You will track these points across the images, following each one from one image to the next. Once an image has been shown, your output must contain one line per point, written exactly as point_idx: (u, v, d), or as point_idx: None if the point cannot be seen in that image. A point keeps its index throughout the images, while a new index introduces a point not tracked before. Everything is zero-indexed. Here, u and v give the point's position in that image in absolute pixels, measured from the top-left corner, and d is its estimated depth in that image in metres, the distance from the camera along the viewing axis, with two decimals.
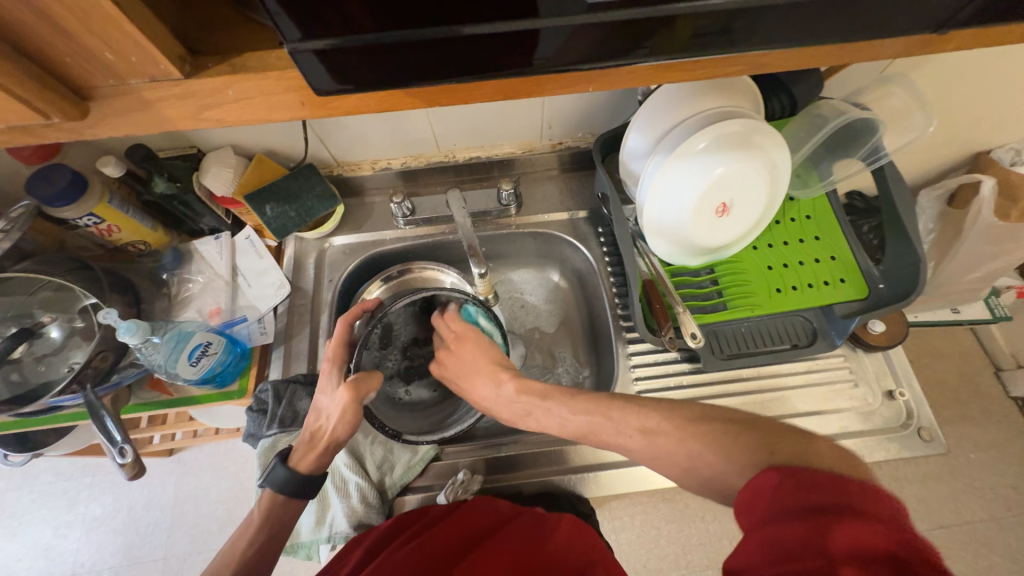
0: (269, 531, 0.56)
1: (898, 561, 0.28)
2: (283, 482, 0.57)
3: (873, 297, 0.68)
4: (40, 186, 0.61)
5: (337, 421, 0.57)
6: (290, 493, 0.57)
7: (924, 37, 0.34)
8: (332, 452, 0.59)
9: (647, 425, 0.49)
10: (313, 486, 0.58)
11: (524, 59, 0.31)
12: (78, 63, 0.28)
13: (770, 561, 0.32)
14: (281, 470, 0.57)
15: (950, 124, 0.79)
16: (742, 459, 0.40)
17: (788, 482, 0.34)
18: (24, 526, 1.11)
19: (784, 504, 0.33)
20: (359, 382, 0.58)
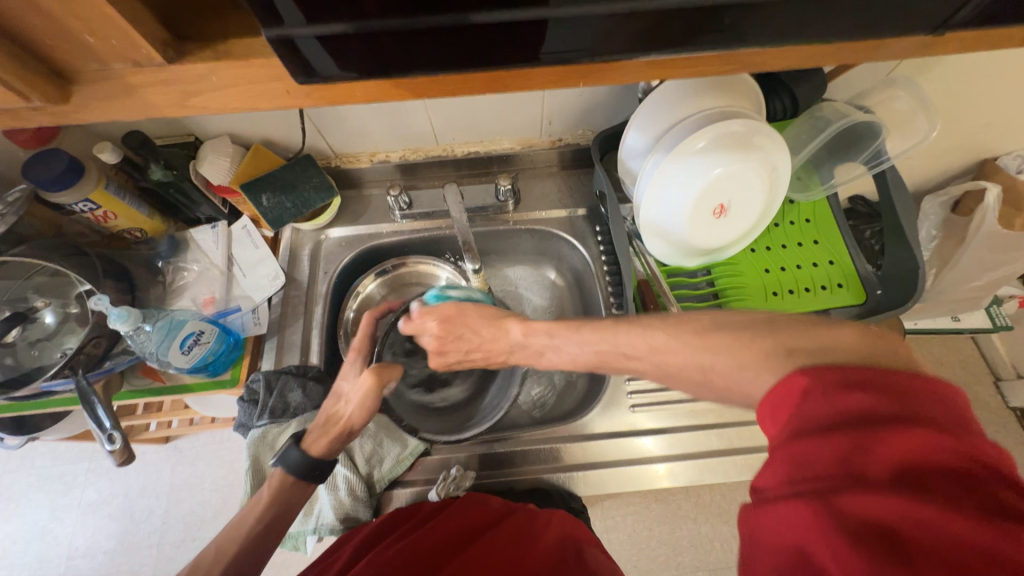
0: (269, 513, 0.55)
1: (948, 472, 0.26)
2: (297, 463, 0.56)
3: (871, 302, 0.68)
4: (36, 170, 0.61)
5: (354, 406, 0.57)
6: (298, 475, 0.56)
7: (922, 39, 0.33)
8: (345, 439, 0.58)
9: (658, 344, 0.43)
10: (324, 470, 0.57)
11: (513, 51, 0.31)
12: (61, 46, 0.28)
13: (803, 477, 0.28)
14: (294, 452, 0.56)
15: (956, 130, 0.78)
16: (758, 362, 0.36)
17: (826, 389, 0.30)
18: (21, 509, 1.12)
19: (819, 414, 0.29)
20: (381, 369, 0.58)
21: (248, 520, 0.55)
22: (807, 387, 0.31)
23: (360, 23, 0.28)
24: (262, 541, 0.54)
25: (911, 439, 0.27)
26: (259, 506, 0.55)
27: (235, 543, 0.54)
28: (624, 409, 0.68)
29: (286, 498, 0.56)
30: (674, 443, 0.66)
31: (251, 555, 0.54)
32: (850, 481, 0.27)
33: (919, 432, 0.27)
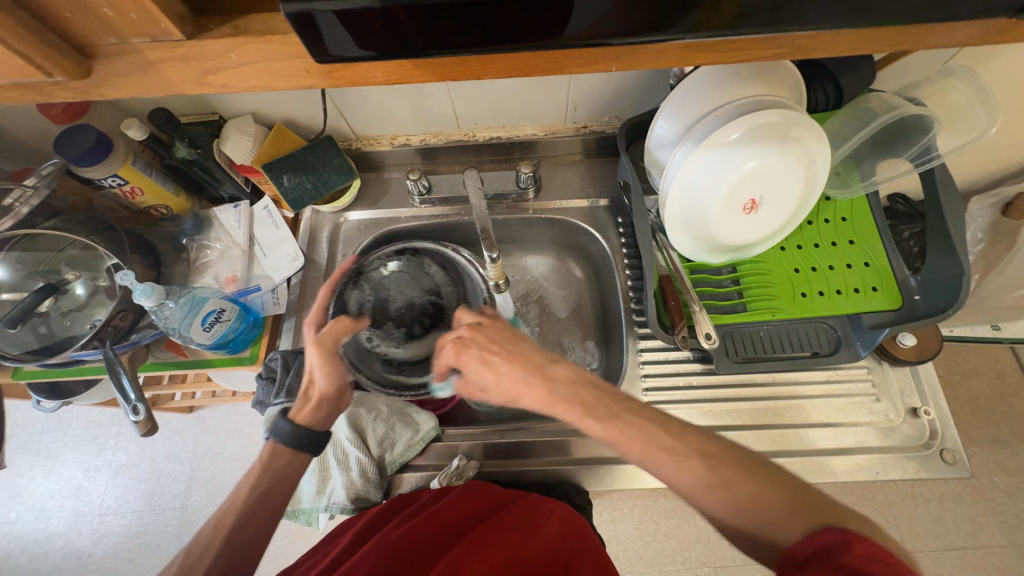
0: (266, 481, 0.56)
1: None
2: (287, 434, 0.57)
3: (907, 309, 0.64)
4: (66, 145, 0.62)
5: (315, 373, 0.58)
6: (288, 444, 0.57)
7: (997, 23, 0.30)
8: (327, 407, 0.59)
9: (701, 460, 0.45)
10: (313, 439, 0.58)
11: (540, 33, 0.29)
12: (81, 19, 0.28)
13: None
14: (284, 422, 0.58)
15: (1016, 126, 0.72)
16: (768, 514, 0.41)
17: (853, 545, 0.35)
18: (58, 466, 1.19)
19: (846, 564, 0.34)
20: (324, 330, 0.57)
21: (246, 490, 0.56)
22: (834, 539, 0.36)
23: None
24: (264, 509, 0.55)
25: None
26: (254, 473, 0.56)
27: (250, 517, 0.55)
28: None
29: (284, 468, 0.57)
30: None
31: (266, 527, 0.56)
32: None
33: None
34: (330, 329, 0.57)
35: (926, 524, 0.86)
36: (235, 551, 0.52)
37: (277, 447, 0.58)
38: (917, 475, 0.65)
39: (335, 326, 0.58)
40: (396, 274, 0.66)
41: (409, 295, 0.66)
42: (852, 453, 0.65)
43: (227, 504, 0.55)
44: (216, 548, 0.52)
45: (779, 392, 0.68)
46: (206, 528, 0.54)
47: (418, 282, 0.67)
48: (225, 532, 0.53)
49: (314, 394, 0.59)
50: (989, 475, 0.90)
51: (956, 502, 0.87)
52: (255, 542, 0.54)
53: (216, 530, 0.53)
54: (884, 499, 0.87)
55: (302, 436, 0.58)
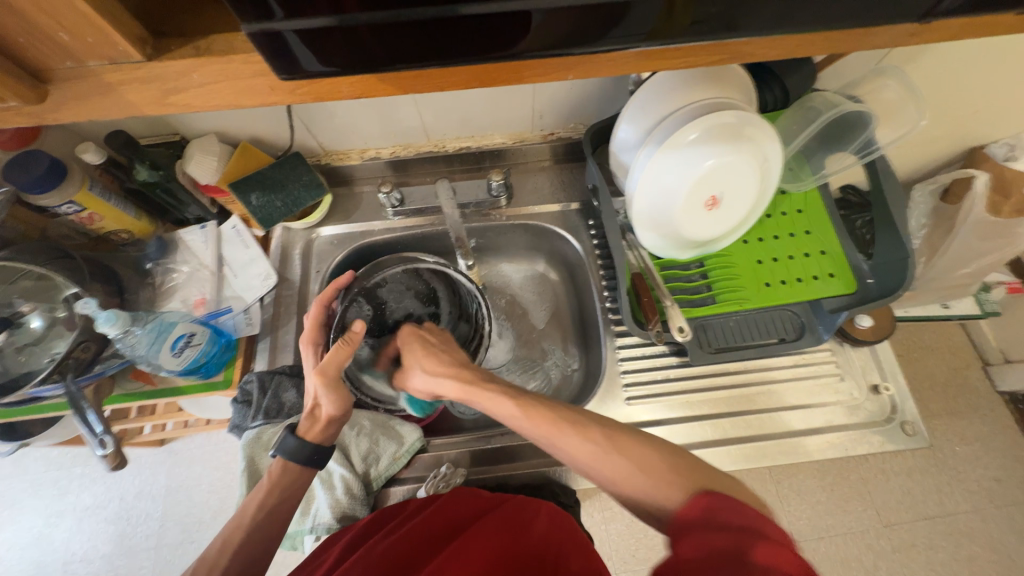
0: (277, 496, 0.56)
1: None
2: (296, 449, 0.57)
3: (862, 291, 0.68)
4: (16, 173, 0.59)
5: (321, 398, 0.57)
6: (301, 461, 0.57)
7: (909, 27, 0.33)
8: (336, 424, 0.60)
9: (607, 432, 0.49)
10: (324, 455, 0.58)
11: (498, 45, 0.31)
12: (35, 43, 0.28)
13: (698, 559, 0.36)
14: (292, 438, 0.58)
15: (947, 118, 0.78)
16: (667, 476, 0.44)
17: (716, 502, 0.39)
18: (16, 514, 1.11)
19: (709, 520, 0.38)
20: (327, 360, 0.57)
21: (252, 512, 0.55)
22: (702, 499, 0.40)
23: (344, 17, 0.27)
24: (268, 527, 0.55)
25: (764, 549, 0.34)
26: (263, 491, 0.56)
27: (236, 545, 0.54)
28: (620, 401, 0.69)
29: (291, 483, 0.57)
30: (669, 434, 0.67)
31: (251, 557, 0.54)
32: (727, 565, 0.34)
33: (780, 547, 0.35)
34: (333, 356, 0.57)
35: (898, 497, 0.90)
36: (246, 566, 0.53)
37: (287, 463, 0.57)
38: (883, 448, 0.68)
39: (336, 353, 0.57)
40: (392, 286, 0.70)
41: (404, 305, 0.71)
42: (823, 432, 0.68)
43: (233, 521, 0.55)
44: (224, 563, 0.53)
45: (752, 379, 0.71)
46: (212, 546, 0.55)
47: (412, 293, 0.71)
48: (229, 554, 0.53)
49: (322, 414, 0.59)
50: (951, 446, 0.95)
51: (924, 474, 0.92)
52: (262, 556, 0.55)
53: (223, 547, 0.54)
54: (858, 476, 0.90)
55: (312, 453, 0.58)
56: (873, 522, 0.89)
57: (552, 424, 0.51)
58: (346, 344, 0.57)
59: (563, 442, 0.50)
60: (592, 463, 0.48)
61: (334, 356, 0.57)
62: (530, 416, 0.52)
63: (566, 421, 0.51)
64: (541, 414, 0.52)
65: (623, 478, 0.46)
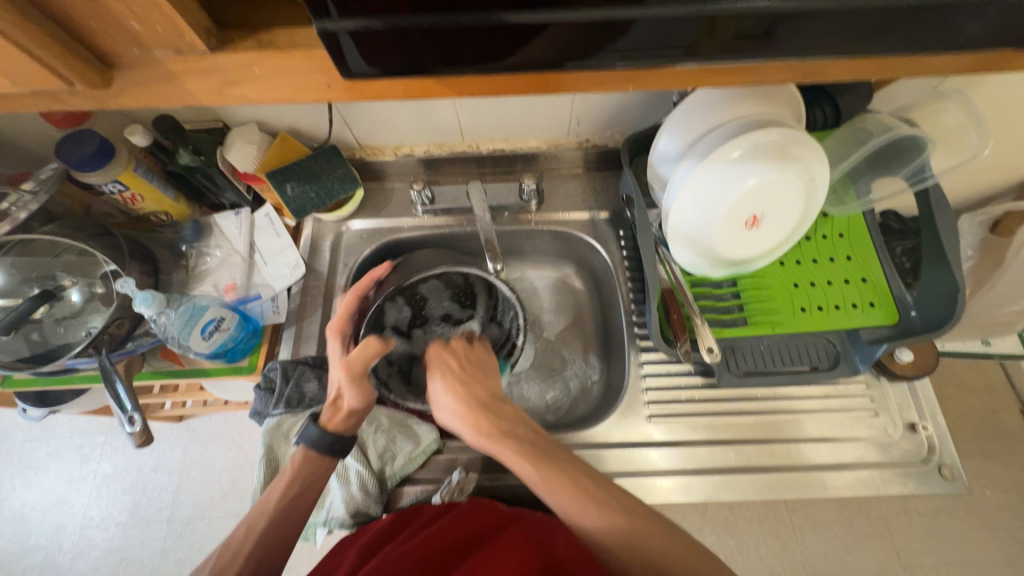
0: (297, 486, 0.57)
1: None
2: (317, 439, 0.58)
3: (904, 324, 0.65)
4: (68, 150, 0.61)
5: (343, 390, 0.58)
6: (321, 450, 0.58)
7: (995, 54, 0.32)
8: (358, 416, 0.61)
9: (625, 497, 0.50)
10: (346, 444, 0.59)
11: (554, 54, 0.30)
12: (104, 30, 0.28)
13: None
14: (313, 428, 0.58)
15: (1006, 148, 0.74)
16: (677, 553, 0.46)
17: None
18: (40, 477, 1.16)
19: None
20: (354, 354, 0.59)
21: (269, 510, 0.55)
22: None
23: (392, 19, 0.27)
24: (291, 513, 0.56)
25: None
26: (284, 480, 0.56)
27: (255, 540, 0.54)
28: (641, 418, 0.68)
29: (311, 473, 0.58)
30: (688, 457, 0.66)
31: (271, 555, 0.54)
32: None
33: None
34: (358, 354, 0.58)
35: (924, 539, 0.86)
36: (272, 550, 0.54)
37: (308, 453, 0.58)
38: (916, 490, 0.65)
39: (364, 348, 0.59)
40: (431, 284, 0.69)
41: (444, 308, 0.70)
42: (852, 468, 0.65)
43: (257, 508, 0.56)
44: (247, 552, 0.53)
45: (779, 407, 0.68)
46: (237, 532, 0.55)
47: (452, 292, 0.70)
48: (256, 536, 0.54)
49: (344, 405, 0.60)
50: (982, 490, 0.90)
51: (952, 517, 0.87)
52: (288, 538, 0.56)
53: (249, 533, 0.54)
54: (880, 514, 0.86)
55: (333, 444, 0.58)
56: (892, 563, 0.85)
57: (565, 480, 0.51)
58: (372, 344, 0.59)
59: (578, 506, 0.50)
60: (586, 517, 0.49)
61: (362, 350, 0.59)
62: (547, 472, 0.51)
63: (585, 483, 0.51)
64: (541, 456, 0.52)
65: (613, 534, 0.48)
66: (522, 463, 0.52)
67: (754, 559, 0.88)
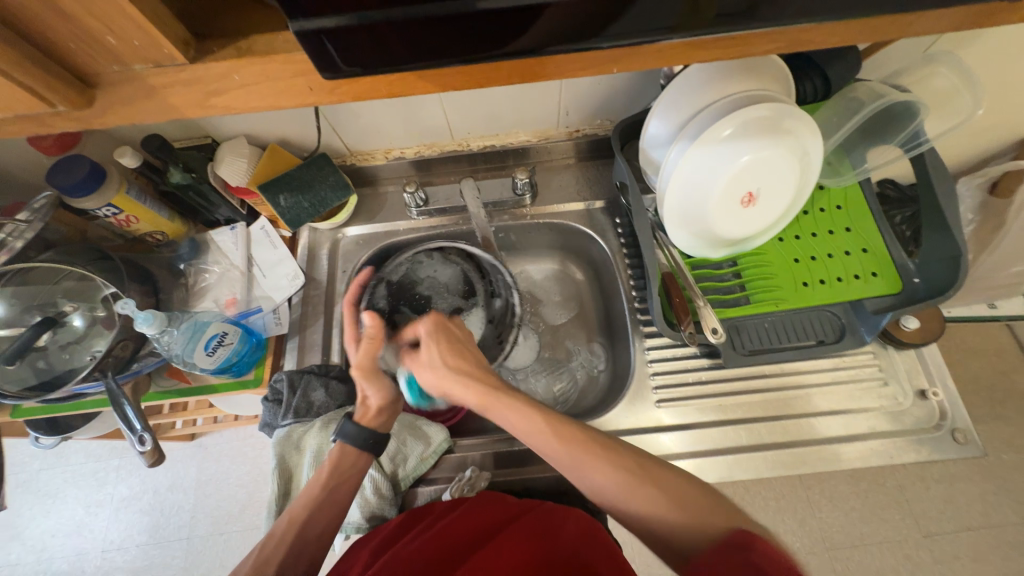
0: (336, 479, 0.58)
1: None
2: (354, 435, 0.59)
3: (908, 291, 0.65)
4: (61, 177, 0.61)
5: (366, 389, 0.59)
6: (357, 445, 0.59)
7: (984, 7, 0.31)
8: (388, 412, 0.62)
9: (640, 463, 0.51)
10: (378, 441, 0.60)
11: (534, 41, 0.30)
12: (84, 49, 0.28)
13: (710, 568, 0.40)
14: (349, 425, 0.60)
15: (1000, 107, 0.74)
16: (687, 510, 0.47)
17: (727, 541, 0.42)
18: (58, 504, 1.16)
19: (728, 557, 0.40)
20: (360, 353, 0.58)
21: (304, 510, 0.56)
22: (740, 537, 0.41)
23: (366, 15, 0.27)
24: (332, 506, 0.57)
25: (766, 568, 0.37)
26: (324, 473, 0.58)
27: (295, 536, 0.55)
28: (649, 403, 0.68)
29: (350, 466, 0.59)
30: (699, 439, 0.65)
31: (310, 549, 0.55)
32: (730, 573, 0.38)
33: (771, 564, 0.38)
34: (364, 350, 0.57)
35: (940, 505, 0.86)
36: (312, 538, 0.56)
37: (345, 449, 0.59)
38: (931, 457, 0.65)
39: (368, 345, 0.57)
40: (429, 282, 0.70)
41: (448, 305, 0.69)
42: (864, 439, 0.65)
43: (299, 501, 0.57)
44: (290, 538, 0.55)
45: (787, 382, 0.68)
46: (280, 522, 0.56)
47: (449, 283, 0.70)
48: (298, 526, 0.56)
49: (372, 403, 0.61)
50: (997, 454, 0.90)
51: (967, 482, 0.87)
52: (326, 534, 0.57)
53: (292, 522, 0.56)
54: (895, 483, 0.86)
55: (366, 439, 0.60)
56: (912, 532, 0.85)
57: (583, 449, 0.51)
58: (370, 339, 0.56)
59: (593, 470, 0.50)
60: (627, 497, 0.49)
61: (367, 348, 0.57)
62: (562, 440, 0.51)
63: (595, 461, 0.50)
64: (570, 435, 0.52)
65: (660, 515, 0.47)
66: (550, 445, 0.52)
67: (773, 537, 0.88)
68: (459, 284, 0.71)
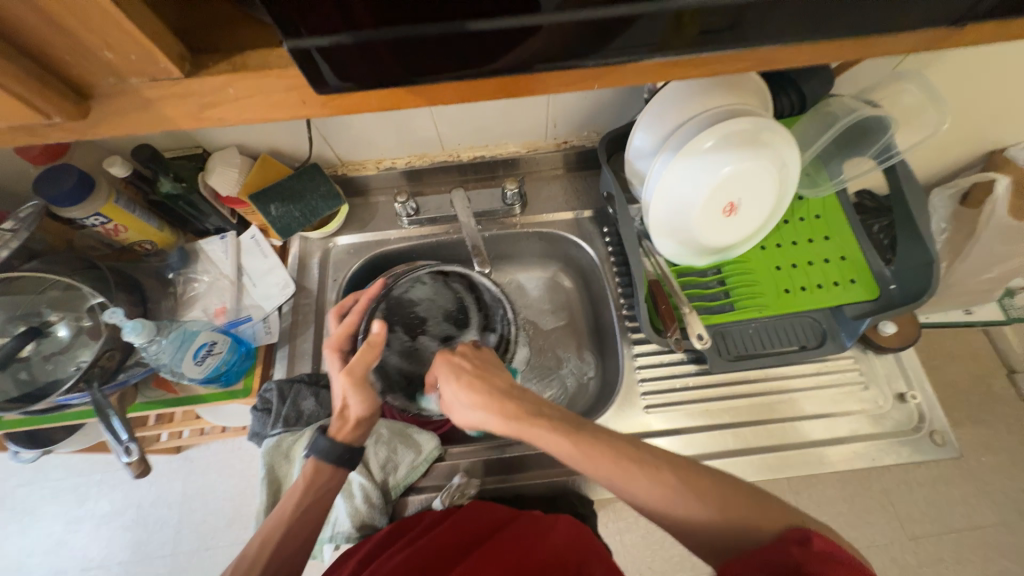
0: (310, 497, 0.57)
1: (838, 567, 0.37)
2: (327, 450, 0.58)
3: (885, 298, 0.67)
4: (46, 186, 0.61)
5: (349, 398, 0.58)
6: (332, 461, 0.58)
7: (940, 32, 0.33)
8: (366, 425, 0.61)
9: (674, 463, 0.49)
10: (354, 455, 0.59)
11: (519, 58, 0.31)
12: (81, 62, 0.29)
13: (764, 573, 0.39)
14: (322, 441, 0.59)
15: (967, 121, 0.77)
16: (728, 506, 0.46)
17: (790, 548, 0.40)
18: (35, 522, 1.13)
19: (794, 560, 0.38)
20: (354, 359, 0.57)
21: (272, 536, 0.55)
22: (797, 536, 0.41)
23: (358, 34, 0.28)
24: (304, 527, 0.56)
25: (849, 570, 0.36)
26: (298, 491, 0.57)
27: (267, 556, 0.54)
28: (638, 409, 0.69)
29: (324, 484, 0.58)
30: (688, 444, 0.66)
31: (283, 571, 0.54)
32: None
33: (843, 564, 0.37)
34: (360, 357, 0.57)
35: (922, 507, 0.87)
36: (287, 559, 0.55)
37: (318, 465, 0.58)
38: (911, 459, 0.66)
39: (364, 354, 0.57)
40: (425, 305, 0.72)
41: (437, 332, 0.73)
42: (847, 442, 0.67)
43: (272, 521, 0.56)
44: (265, 560, 0.54)
45: (771, 388, 0.70)
46: (253, 543, 0.55)
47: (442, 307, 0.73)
48: (273, 546, 0.55)
49: (352, 414, 0.59)
50: (977, 456, 0.92)
51: (949, 484, 0.89)
52: (299, 556, 0.55)
53: (264, 543, 0.55)
54: (880, 486, 0.88)
55: (342, 453, 0.58)
56: (896, 534, 0.86)
57: (615, 464, 0.49)
58: (370, 346, 0.57)
59: (632, 486, 0.48)
60: (667, 506, 0.47)
61: (363, 355, 0.57)
62: (589, 456, 0.49)
63: (626, 479, 0.48)
64: (599, 454, 0.49)
65: (694, 515, 0.46)
66: (585, 464, 0.49)
67: None
68: (450, 309, 0.74)
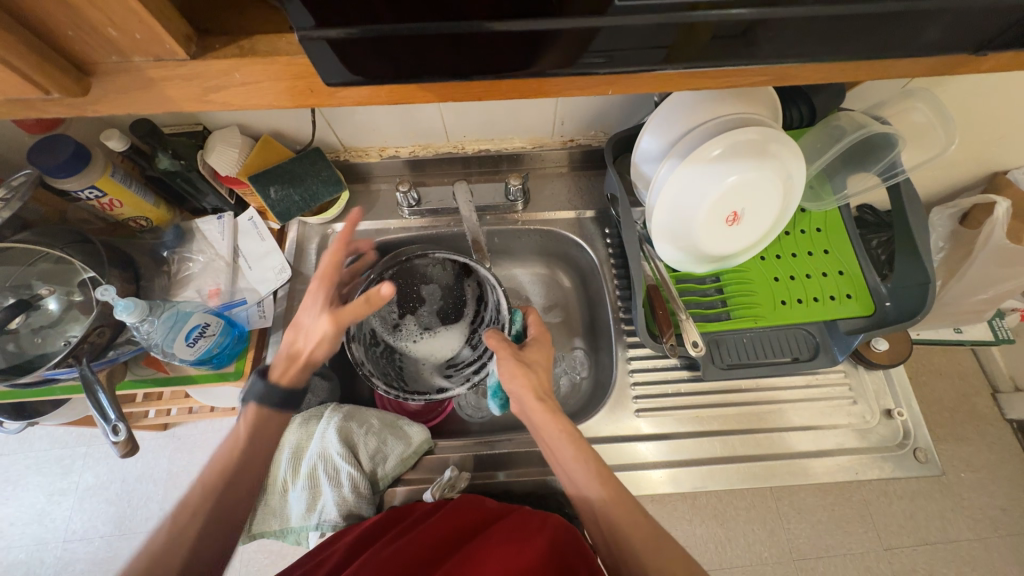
0: (253, 445, 0.55)
1: None
2: (265, 394, 0.57)
3: (879, 314, 0.68)
4: (41, 156, 0.60)
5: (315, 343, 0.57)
6: (273, 404, 0.57)
7: (957, 58, 0.33)
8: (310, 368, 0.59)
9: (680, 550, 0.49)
10: (293, 398, 0.58)
11: (534, 61, 0.30)
12: (83, 38, 0.28)
13: None
14: (260, 383, 0.57)
15: (973, 142, 0.77)
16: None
17: None
18: (19, 491, 1.12)
19: None
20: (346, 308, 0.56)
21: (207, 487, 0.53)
22: None
23: (371, 28, 0.27)
24: (243, 479, 0.54)
25: None
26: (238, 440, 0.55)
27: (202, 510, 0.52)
28: (629, 412, 0.69)
29: (264, 433, 0.56)
30: (675, 449, 0.67)
31: (219, 526, 0.52)
32: None
33: None
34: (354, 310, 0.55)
35: (901, 520, 0.89)
36: (223, 514, 0.52)
37: (260, 411, 0.56)
38: (893, 473, 0.67)
39: (356, 306, 0.55)
40: (428, 288, 0.72)
41: (423, 320, 0.73)
42: (832, 455, 0.67)
43: (210, 469, 0.54)
44: (205, 510, 0.51)
45: (761, 398, 0.70)
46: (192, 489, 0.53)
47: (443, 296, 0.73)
48: (215, 494, 0.53)
49: (302, 355, 0.58)
50: (956, 472, 0.93)
51: (927, 498, 0.90)
52: (237, 511, 0.54)
53: (205, 492, 0.52)
54: (860, 497, 0.89)
55: (277, 397, 0.57)
56: (873, 545, 0.88)
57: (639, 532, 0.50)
58: (366, 301, 0.55)
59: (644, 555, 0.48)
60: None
61: (357, 307, 0.55)
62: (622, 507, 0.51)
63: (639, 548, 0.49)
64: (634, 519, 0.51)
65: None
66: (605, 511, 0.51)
67: (741, 546, 0.91)
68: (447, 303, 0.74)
